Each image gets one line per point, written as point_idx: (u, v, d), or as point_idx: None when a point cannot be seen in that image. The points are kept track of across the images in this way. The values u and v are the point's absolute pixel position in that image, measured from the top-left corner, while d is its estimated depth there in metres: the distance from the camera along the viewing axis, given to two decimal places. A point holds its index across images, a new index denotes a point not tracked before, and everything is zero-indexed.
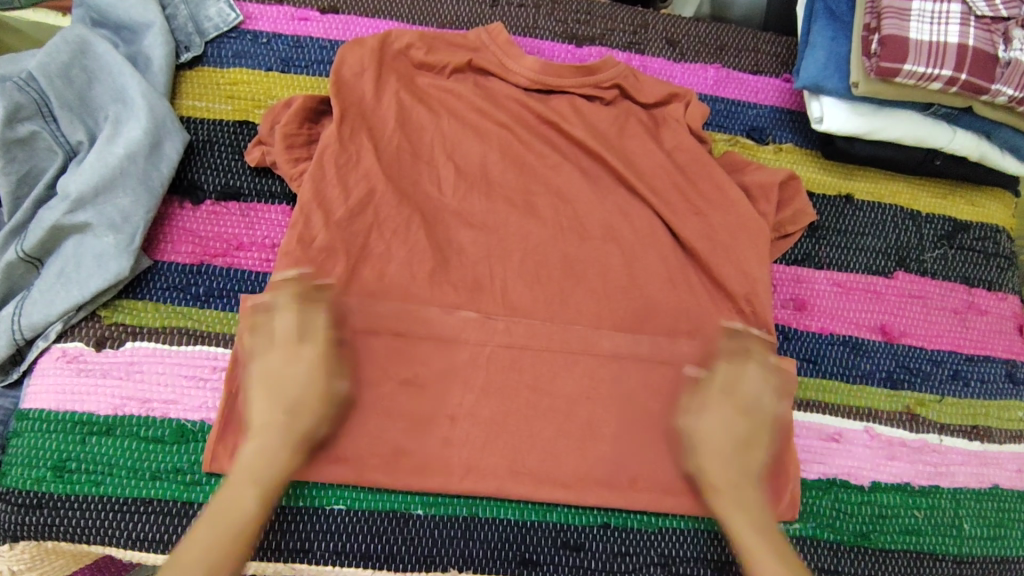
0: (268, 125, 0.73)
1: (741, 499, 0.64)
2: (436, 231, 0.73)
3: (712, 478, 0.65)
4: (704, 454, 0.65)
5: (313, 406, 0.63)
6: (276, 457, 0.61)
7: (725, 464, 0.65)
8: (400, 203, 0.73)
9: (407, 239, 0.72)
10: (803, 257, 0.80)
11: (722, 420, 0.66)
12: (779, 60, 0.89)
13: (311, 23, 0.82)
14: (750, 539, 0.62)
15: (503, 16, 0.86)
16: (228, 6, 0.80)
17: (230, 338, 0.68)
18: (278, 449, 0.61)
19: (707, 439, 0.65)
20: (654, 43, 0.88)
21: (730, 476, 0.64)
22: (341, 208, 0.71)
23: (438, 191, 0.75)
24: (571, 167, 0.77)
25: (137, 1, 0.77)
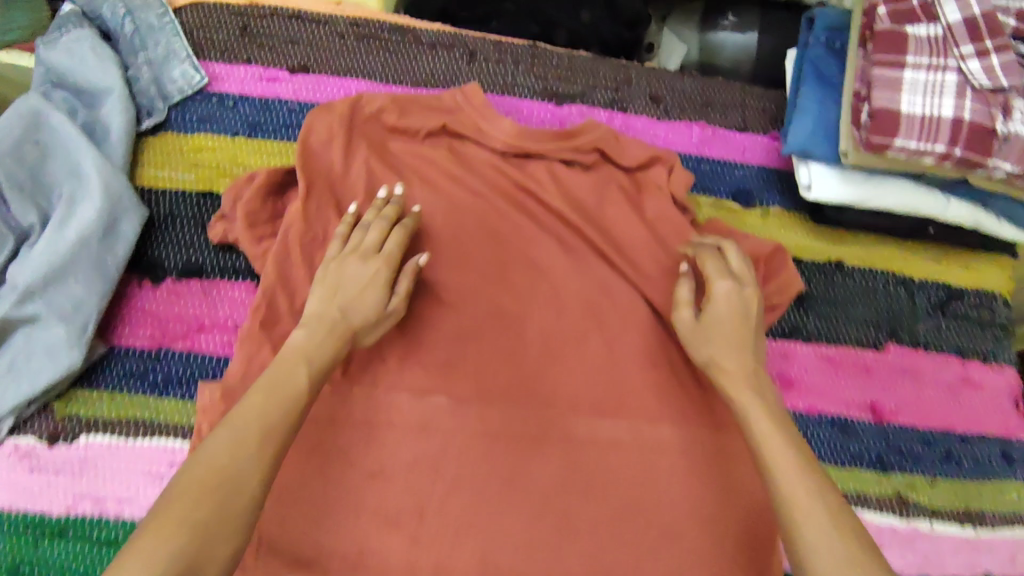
0: (231, 200, 0.70)
1: (748, 381, 0.62)
2: (406, 305, 0.70)
3: (715, 359, 0.64)
4: (704, 333, 0.65)
5: (363, 309, 0.64)
6: (328, 350, 0.61)
7: (735, 345, 0.64)
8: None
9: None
10: (790, 329, 0.77)
11: (729, 300, 0.66)
12: (768, 116, 0.86)
13: (280, 84, 0.79)
14: (762, 425, 0.59)
15: (481, 73, 0.83)
16: (193, 67, 0.77)
17: (184, 429, 0.65)
18: (327, 338, 0.61)
19: (714, 319, 0.65)
20: (637, 99, 0.85)
21: (731, 357, 0.63)
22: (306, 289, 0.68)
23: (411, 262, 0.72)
24: (551, 237, 0.74)
25: (98, 66, 0.74)
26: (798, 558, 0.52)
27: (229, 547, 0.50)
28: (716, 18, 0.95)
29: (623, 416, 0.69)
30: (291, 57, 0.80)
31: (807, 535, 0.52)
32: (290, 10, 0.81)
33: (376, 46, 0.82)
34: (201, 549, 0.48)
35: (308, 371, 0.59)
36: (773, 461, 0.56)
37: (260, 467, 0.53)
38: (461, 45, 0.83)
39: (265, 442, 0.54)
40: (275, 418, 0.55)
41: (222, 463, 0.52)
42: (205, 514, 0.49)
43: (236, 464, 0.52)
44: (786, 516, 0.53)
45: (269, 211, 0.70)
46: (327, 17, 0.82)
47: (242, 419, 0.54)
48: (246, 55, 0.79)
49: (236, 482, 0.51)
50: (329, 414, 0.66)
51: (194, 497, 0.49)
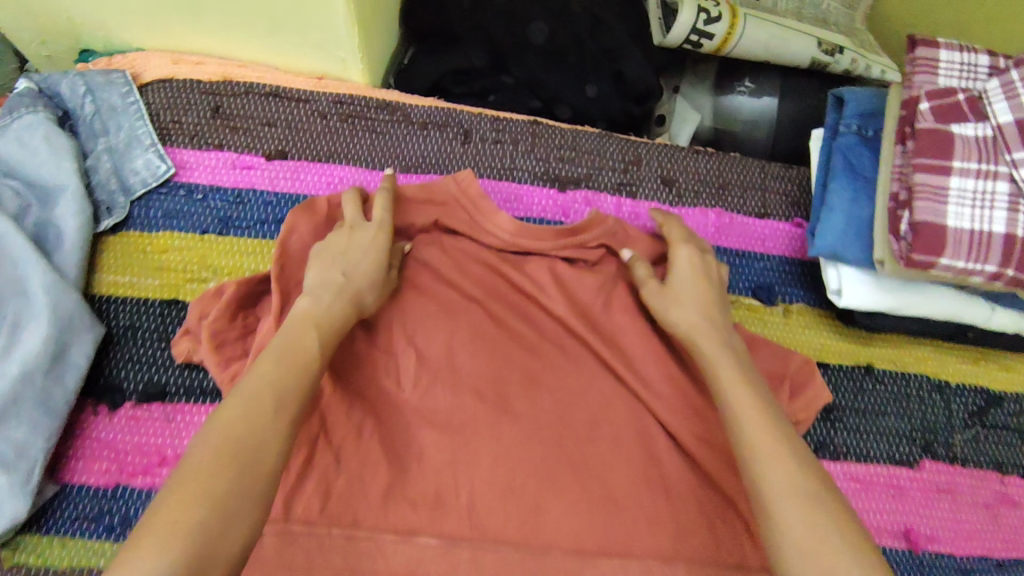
0: (195, 316, 0.63)
1: (711, 340, 0.62)
2: (389, 433, 0.63)
3: (683, 323, 0.64)
4: (671, 296, 0.66)
5: (365, 265, 0.62)
6: (336, 310, 0.57)
7: (698, 305, 0.65)
8: (353, 405, 0.64)
9: (357, 450, 0.62)
10: (817, 445, 0.70)
11: (691, 263, 0.69)
12: (790, 200, 0.78)
13: (255, 173, 0.72)
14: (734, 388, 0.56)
15: (476, 156, 0.76)
16: (157, 157, 0.70)
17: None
18: (331, 316, 0.56)
19: (678, 282, 0.67)
20: (647, 182, 0.77)
21: (699, 317, 0.64)
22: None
23: (395, 386, 0.65)
24: (549, 345, 0.68)
25: (50, 158, 0.67)
26: (759, 501, 0.48)
27: (247, 525, 0.42)
28: (731, 84, 0.87)
29: (634, 554, 0.59)
30: (268, 142, 0.73)
31: (770, 477, 0.49)
32: (266, 87, 0.74)
33: (361, 126, 0.75)
34: (219, 524, 0.41)
35: (319, 343, 0.54)
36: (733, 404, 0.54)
37: (279, 430, 0.47)
38: (455, 124, 0.76)
39: (282, 419, 0.47)
40: (287, 386, 0.49)
41: (239, 434, 0.45)
42: (225, 487, 0.42)
43: (247, 436, 0.45)
44: (750, 458, 0.50)
45: (240, 331, 0.62)
46: (307, 95, 0.75)
47: (255, 386, 0.48)
48: (218, 140, 0.72)
49: (256, 452, 0.45)
50: (302, 562, 0.57)
51: (214, 468, 0.43)
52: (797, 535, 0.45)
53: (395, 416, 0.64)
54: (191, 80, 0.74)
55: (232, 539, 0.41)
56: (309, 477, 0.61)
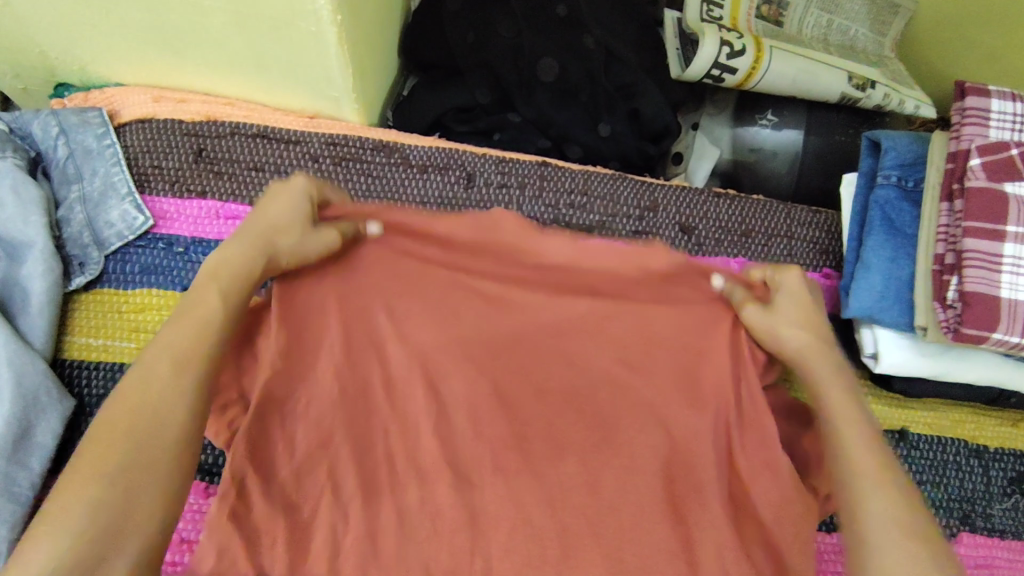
0: None
1: (828, 363, 0.57)
2: (400, 494, 0.58)
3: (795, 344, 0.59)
4: (783, 318, 0.61)
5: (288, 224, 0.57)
6: (247, 256, 0.53)
7: (807, 327, 0.60)
8: (362, 461, 0.58)
9: (369, 503, 0.57)
10: None
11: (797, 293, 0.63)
12: (819, 248, 0.73)
13: (240, 223, 0.66)
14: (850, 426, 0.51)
15: (480, 202, 0.71)
16: (134, 207, 0.65)
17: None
18: (233, 275, 0.51)
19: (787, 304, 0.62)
20: (665, 230, 0.72)
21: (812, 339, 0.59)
22: (286, 469, 0.56)
23: (408, 438, 0.60)
24: (574, 401, 0.64)
25: (14, 210, 0.61)
26: (853, 524, 0.46)
27: (152, 499, 0.41)
28: (752, 115, 0.81)
29: None
30: (255, 189, 0.67)
31: (872, 508, 0.46)
32: (253, 127, 0.69)
33: (356, 171, 0.70)
34: (125, 496, 0.40)
35: (221, 304, 0.49)
36: (845, 437, 0.51)
37: (181, 388, 0.44)
38: (458, 166, 0.71)
39: (188, 385, 0.45)
40: (199, 344, 0.47)
41: (146, 406, 0.43)
42: (127, 460, 0.41)
43: (146, 405, 0.43)
44: (853, 486, 0.47)
45: (235, 386, 0.57)
46: (298, 136, 0.69)
47: (165, 349, 0.46)
48: (201, 186, 0.67)
49: (156, 426, 0.43)
50: None
51: (117, 440, 0.41)
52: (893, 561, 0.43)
53: (411, 467, 0.59)
54: (173, 120, 0.69)
55: (138, 513, 0.40)
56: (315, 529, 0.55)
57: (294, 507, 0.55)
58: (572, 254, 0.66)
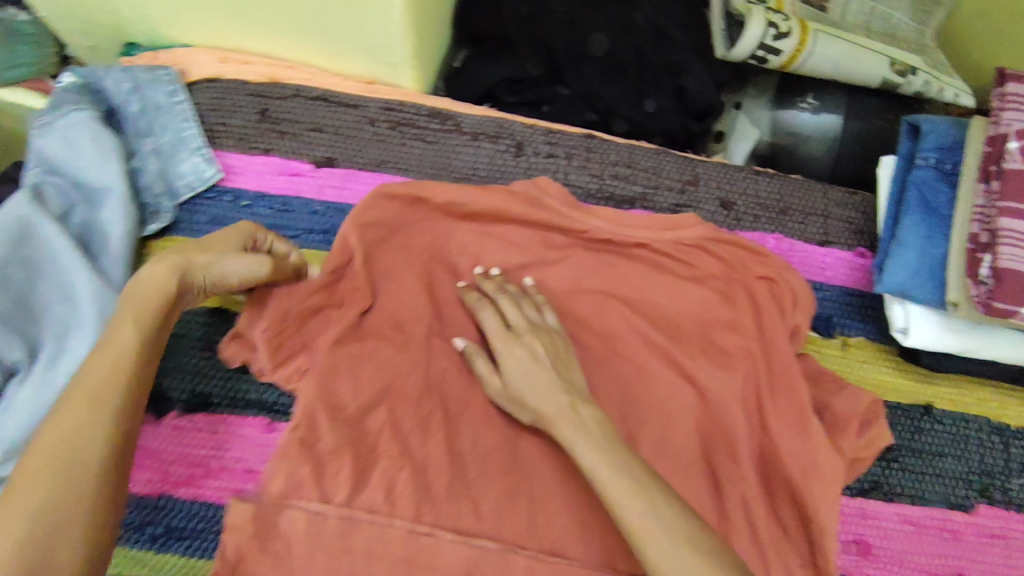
0: (252, 315, 0.62)
1: (575, 428, 0.58)
2: (451, 435, 0.64)
3: (551, 411, 0.60)
4: (523, 383, 0.62)
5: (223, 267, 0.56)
6: (158, 279, 0.53)
7: (545, 390, 0.61)
8: (419, 403, 0.64)
9: (423, 445, 0.63)
10: (871, 485, 0.69)
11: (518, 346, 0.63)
12: (852, 228, 0.75)
13: (302, 180, 0.70)
14: (617, 494, 0.53)
15: (528, 170, 0.73)
16: (204, 160, 0.68)
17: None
18: (142, 298, 0.52)
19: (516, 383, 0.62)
20: (705, 204, 0.74)
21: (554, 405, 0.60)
22: (351, 403, 0.63)
23: (463, 385, 0.66)
24: (614, 360, 0.67)
25: (96, 159, 0.65)
26: None
27: (76, 537, 0.43)
28: (792, 98, 0.84)
29: None
30: (316, 148, 0.71)
31: None
32: (316, 91, 0.72)
33: (410, 135, 0.73)
34: (46, 531, 0.42)
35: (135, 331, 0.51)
36: (609, 492, 0.53)
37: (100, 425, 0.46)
38: (508, 135, 0.74)
39: (107, 417, 0.47)
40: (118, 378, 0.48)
41: (62, 452, 0.44)
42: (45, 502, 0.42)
43: (64, 443, 0.45)
44: (636, 540, 0.51)
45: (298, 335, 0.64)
46: (358, 101, 0.73)
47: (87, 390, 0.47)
48: (265, 144, 0.70)
49: (70, 463, 0.44)
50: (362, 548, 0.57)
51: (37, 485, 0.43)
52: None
53: (462, 412, 0.66)
54: (239, 80, 0.72)
55: (58, 560, 0.42)
56: (373, 468, 0.61)
57: (355, 439, 0.62)
58: (619, 221, 0.69)
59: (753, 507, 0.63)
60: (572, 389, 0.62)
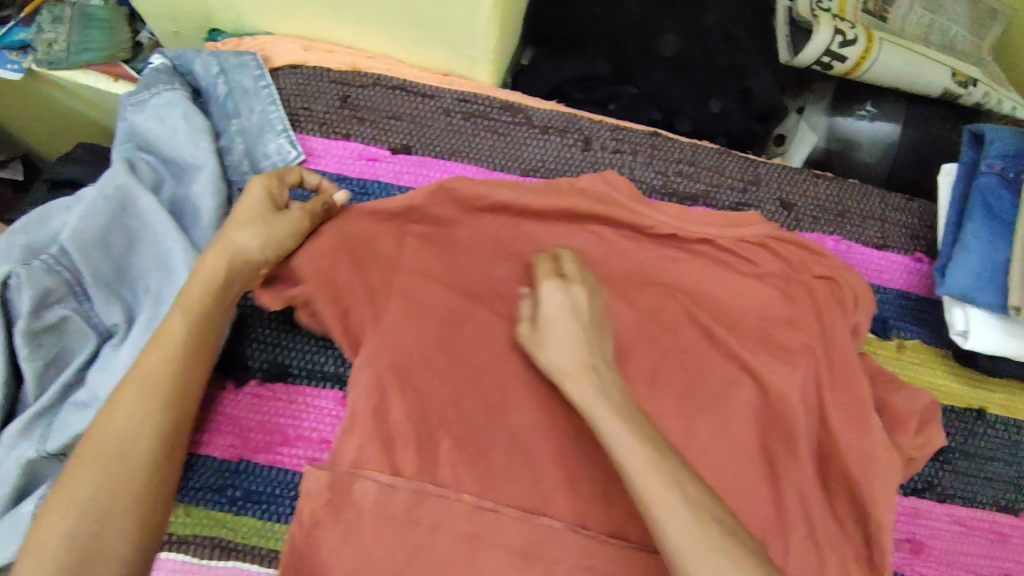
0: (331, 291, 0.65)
1: (592, 397, 0.59)
2: (515, 418, 0.66)
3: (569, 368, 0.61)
4: (553, 342, 0.62)
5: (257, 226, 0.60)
6: (208, 271, 0.59)
7: (572, 348, 0.62)
8: (486, 384, 0.66)
9: (490, 424, 0.65)
10: (924, 485, 0.70)
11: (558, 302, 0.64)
12: (910, 233, 0.76)
13: (380, 165, 0.73)
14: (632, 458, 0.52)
15: (595, 164, 0.75)
16: (289, 142, 0.71)
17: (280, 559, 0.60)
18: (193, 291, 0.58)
19: (549, 324, 0.63)
20: (766, 204, 0.76)
21: (575, 361, 0.61)
22: (422, 380, 0.65)
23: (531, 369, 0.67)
24: (678, 351, 0.68)
25: (188, 137, 0.69)
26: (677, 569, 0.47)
27: (129, 515, 0.50)
28: (850, 106, 0.85)
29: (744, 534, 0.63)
30: (393, 135, 0.73)
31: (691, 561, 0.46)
32: (393, 80, 0.75)
33: (483, 126, 0.75)
34: (105, 510, 0.49)
35: (186, 325, 0.57)
36: (627, 466, 0.52)
37: (142, 425, 0.52)
38: (576, 130, 0.76)
39: (155, 409, 0.54)
40: (165, 382, 0.55)
41: (113, 451, 0.51)
42: (95, 492, 0.49)
43: (115, 440, 0.51)
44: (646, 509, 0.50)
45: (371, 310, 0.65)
46: (433, 91, 0.75)
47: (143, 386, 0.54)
48: (345, 130, 0.73)
49: (122, 451, 0.51)
50: (431, 521, 0.60)
51: (89, 474, 0.50)
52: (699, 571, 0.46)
53: (526, 395, 0.66)
54: (322, 68, 0.75)
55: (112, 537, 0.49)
56: (442, 445, 0.64)
57: (426, 414, 0.64)
58: (684, 217, 0.71)
59: (810, 501, 0.65)
60: (602, 356, 0.62)
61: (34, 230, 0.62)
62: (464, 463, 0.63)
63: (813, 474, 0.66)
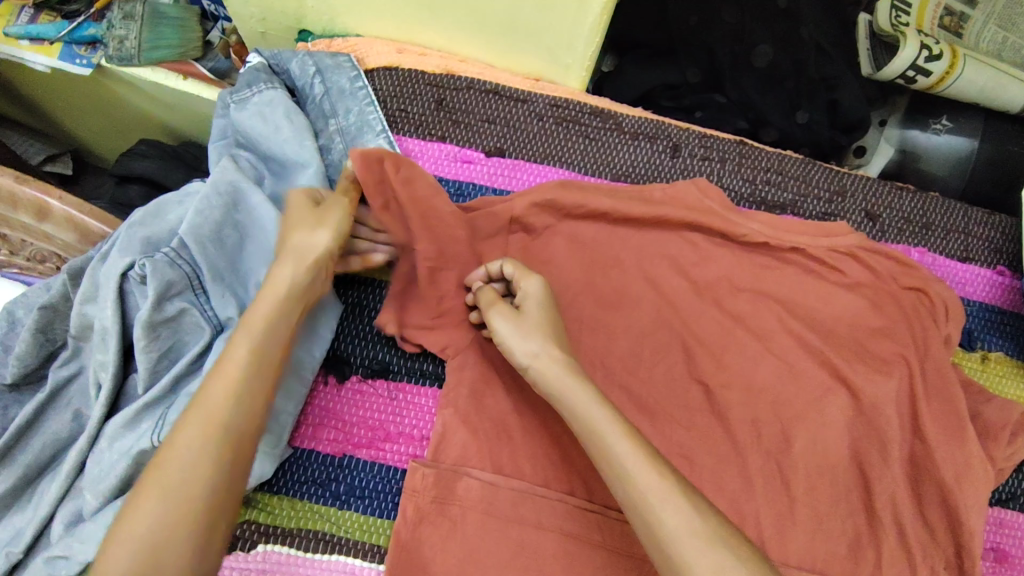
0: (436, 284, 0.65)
1: (568, 385, 0.56)
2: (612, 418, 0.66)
3: (520, 355, 0.59)
4: (523, 323, 0.60)
5: (309, 237, 0.59)
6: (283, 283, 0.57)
7: (540, 331, 0.59)
8: None
9: None
10: (1009, 496, 0.71)
11: (540, 293, 0.62)
12: (992, 247, 0.77)
13: (474, 167, 0.74)
14: (632, 457, 0.51)
15: (684, 171, 0.76)
16: (387, 142, 0.72)
17: (385, 554, 0.61)
18: (265, 303, 0.56)
19: (527, 314, 0.61)
20: (851, 214, 0.77)
21: (546, 344, 0.58)
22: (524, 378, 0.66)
23: (628, 368, 0.68)
24: (770, 356, 0.69)
25: (292, 136, 0.70)
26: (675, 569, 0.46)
27: (190, 521, 0.47)
28: (926, 119, 0.87)
29: (835, 541, 0.64)
30: (488, 138, 0.75)
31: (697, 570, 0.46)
32: (488, 84, 0.76)
33: (575, 131, 0.76)
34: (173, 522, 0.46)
35: (249, 348, 0.54)
36: (638, 482, 0.50)
37: (210, 436, 0.50)
38: (665, 137, 0.76)
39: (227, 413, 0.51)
40: (240, 396, 0.52)
41: (186, 457, 0.49)
42: (162, 507, 0.47)
43: (177, 472, 0.48)
44: (636, 503, 0.50)
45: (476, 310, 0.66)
46: (527, 96, 0.76)
47: (214, 395, 0.51)
48: (441, 131, 0.74)
49: (191, 458, 0.49)
50: (537, 518, 0.61)
51: (159, 482, 0.48)
52: (698, 563, 0.46)
53: (623, 396, 0.67)
54: (417, 70, 0.76)
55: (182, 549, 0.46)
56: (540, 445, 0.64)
57: (528, 413, 0.65)
58: (775, 225, 0.72)
59: (903, 509, 0.65)
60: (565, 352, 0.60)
61: (152, 224, 0.64)
62: (565, 461, 0.64)
63: (904, 483, 0.66)
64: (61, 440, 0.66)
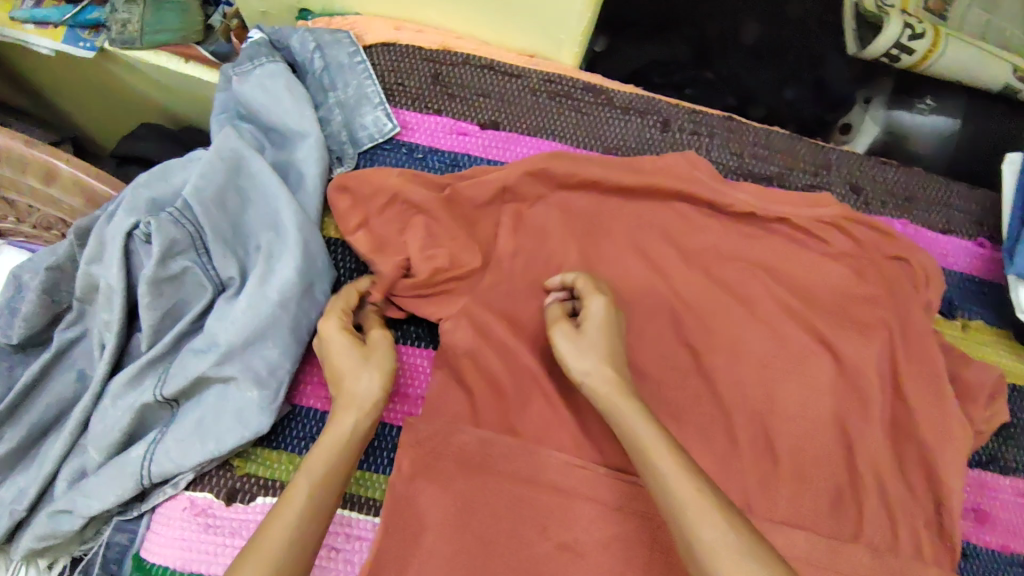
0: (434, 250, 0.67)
1: (621, 402, 0.56)
2: None
3: (575, 374, 0.60)
4: (583, 344, 0.61)
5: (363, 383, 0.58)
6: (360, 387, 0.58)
7: (597, 351, 0.60)
8: None
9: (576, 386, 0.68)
10: (988, 458, 0.73)
11: (605, 315, 0.62)
12: (972, 220, 0.79)
13: (469, 140, 0.76)
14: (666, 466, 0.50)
15: (674, 145, 0.78)
16: (385, 115, 0.75)
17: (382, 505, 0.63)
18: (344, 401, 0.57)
19: (587, 335, 0.61)
20: (836, 187, 0.79)
21: (602, 365, 0.59)
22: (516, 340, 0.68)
23: None
24: (756, 322, 0.71)
25: (293, 107, 0.72)
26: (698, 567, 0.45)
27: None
28: (911, 99, 0.88)
29: (820, 499, 0.66)
30: (482, 111, 0.77)
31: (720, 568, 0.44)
32: (483, 60, 0.78)
33: (568, 105, 0.78)
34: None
35: (308, 493, 0.51)
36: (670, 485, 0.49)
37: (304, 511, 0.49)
38: (655, 112, 0.79)
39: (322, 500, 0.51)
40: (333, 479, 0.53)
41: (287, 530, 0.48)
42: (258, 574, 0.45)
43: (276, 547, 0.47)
44: (678, 515, 0.48)
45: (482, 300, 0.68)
46: (520, 71, 0.78)
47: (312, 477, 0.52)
48: (437, 105, 0.77)
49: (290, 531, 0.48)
50: (530, 473, 0.63)
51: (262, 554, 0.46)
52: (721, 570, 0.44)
53: None
54: (414, 46, 0.78)
55: None
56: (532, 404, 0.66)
57: (520, 373, 0.67)
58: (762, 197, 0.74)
59: (884, 468, 0.67)
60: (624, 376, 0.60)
61: (157, 187, 0.66)
62: (556, 419, 0.66)
63: (886, 444, 0.68)
64: (66, 400, 0.68)
